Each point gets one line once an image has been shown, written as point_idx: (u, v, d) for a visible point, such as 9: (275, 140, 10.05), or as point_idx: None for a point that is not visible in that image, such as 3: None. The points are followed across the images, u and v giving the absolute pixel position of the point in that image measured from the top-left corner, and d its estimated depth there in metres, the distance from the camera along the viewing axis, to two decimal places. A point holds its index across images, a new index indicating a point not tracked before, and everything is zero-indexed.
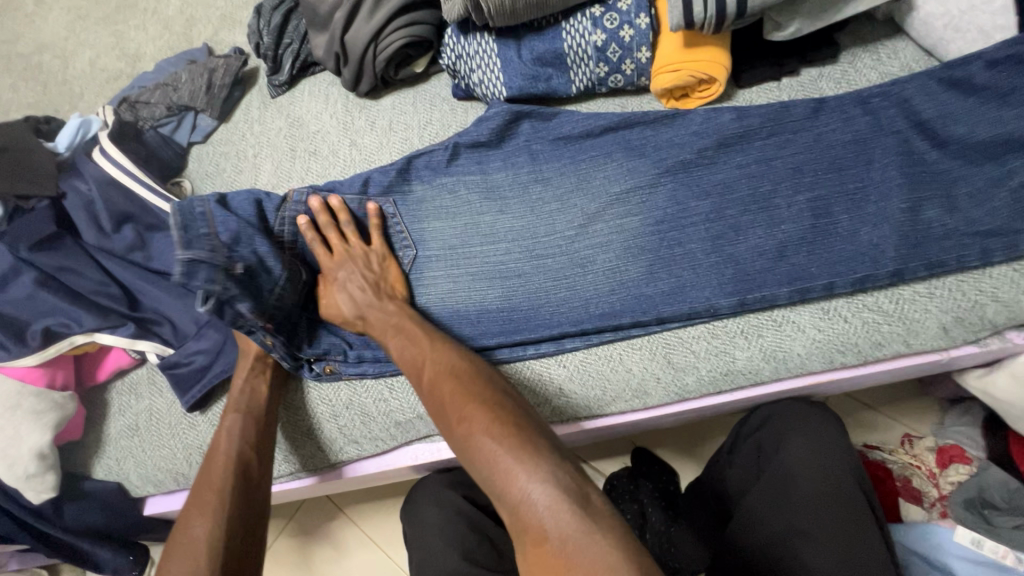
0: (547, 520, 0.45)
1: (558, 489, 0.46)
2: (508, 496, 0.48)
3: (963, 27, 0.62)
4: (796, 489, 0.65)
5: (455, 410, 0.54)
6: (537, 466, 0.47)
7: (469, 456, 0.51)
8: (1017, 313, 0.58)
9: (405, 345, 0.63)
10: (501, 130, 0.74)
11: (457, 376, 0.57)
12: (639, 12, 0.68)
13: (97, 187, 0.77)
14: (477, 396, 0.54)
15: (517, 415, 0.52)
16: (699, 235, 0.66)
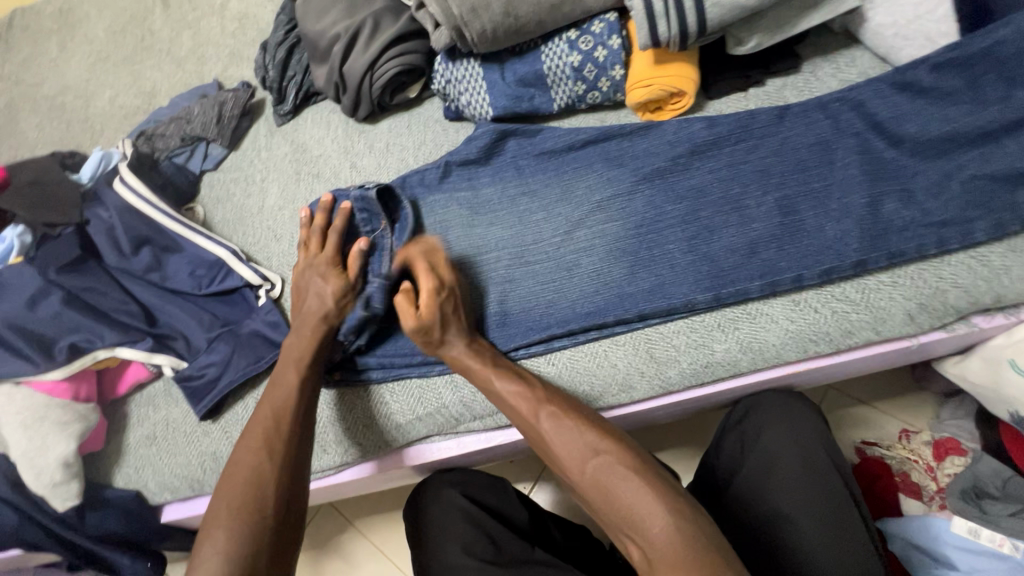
0: (673, 555, 0.49)
1: (700, 536, 0.50)
2: (635, 533, 0.52)
3: (910, 34, 0.67)
4: (780, 475, 0.68)
5: (588, 448, 0.57)
6: (678, 512, 0.51)
7: (593, 493, 0.55)
8: (977, 298, 0.61)
9: (506, 383, 0.64)
10: (489, 146, 0.80)
11: (585, 416, 0.60)
12: (611, 34, 0.73)
13: (119, 213, 0.83)
14: (611, 439, 0.57)
15: (628, 452, 0.56)
16: (676, 236, 0.70)
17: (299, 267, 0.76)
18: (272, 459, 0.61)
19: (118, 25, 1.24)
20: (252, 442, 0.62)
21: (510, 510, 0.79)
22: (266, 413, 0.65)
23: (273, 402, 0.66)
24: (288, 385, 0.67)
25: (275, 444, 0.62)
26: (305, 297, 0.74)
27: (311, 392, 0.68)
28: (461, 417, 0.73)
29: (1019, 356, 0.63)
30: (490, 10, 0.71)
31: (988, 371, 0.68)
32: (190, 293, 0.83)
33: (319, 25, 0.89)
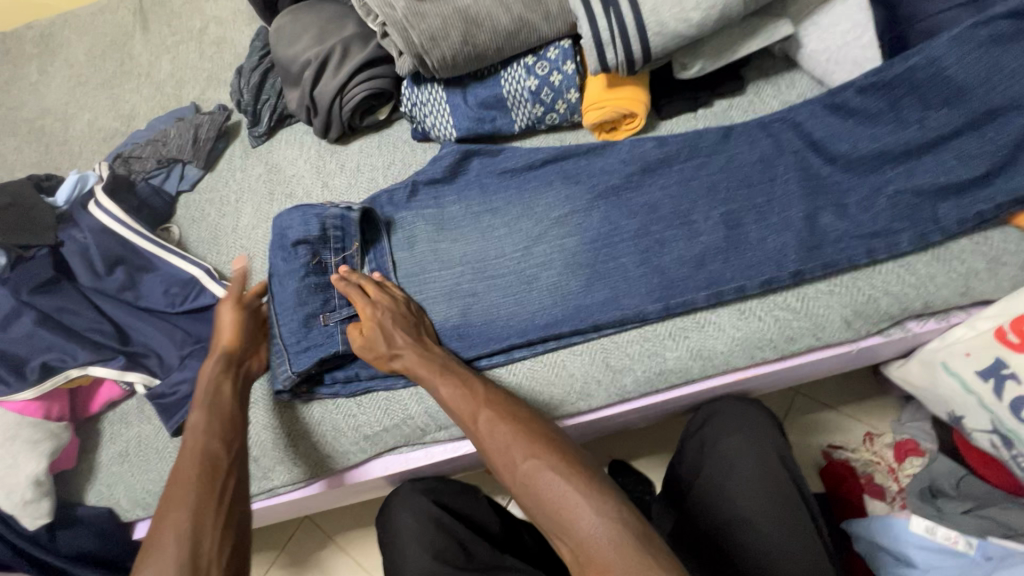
0: (601, 553, 0.49)
1: (623, 525, 0.50)
2: (564, 532, 0.52)
3: (840, 59, 0.72)
4: (736, 479, 0.71)
5: (520, 447, 0.58)
6: (601, 504, 0.52)
7: (523, 493, 0.55)
8: (908, 304, 0.65)
9: (456, 387, 0.66)
10: (453, 166, 0.83)
11: (517, 416, 0.62)
12: (565, 60, 0.77)
13: (93, 234, 0.85)
14: (541, 438, 0.58)
15: (558, 448, 0.57)
16: (629, 249, 0.73)
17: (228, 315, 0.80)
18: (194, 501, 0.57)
19: (98, 50, 1.27)
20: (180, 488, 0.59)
21: (481, 518, 0.82)
22: (178, 466, 0.61)
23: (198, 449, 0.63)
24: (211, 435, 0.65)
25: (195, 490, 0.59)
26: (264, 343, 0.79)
27: (227, 436, 0.66)
28: (427, 428, 0.75)
29: (950, 359, 0.67)
30: (449, 39, 0.74)
31: (925, 373, 0.71)
32: (163, 311, 0.85)
33: (291, 51, 0.92)
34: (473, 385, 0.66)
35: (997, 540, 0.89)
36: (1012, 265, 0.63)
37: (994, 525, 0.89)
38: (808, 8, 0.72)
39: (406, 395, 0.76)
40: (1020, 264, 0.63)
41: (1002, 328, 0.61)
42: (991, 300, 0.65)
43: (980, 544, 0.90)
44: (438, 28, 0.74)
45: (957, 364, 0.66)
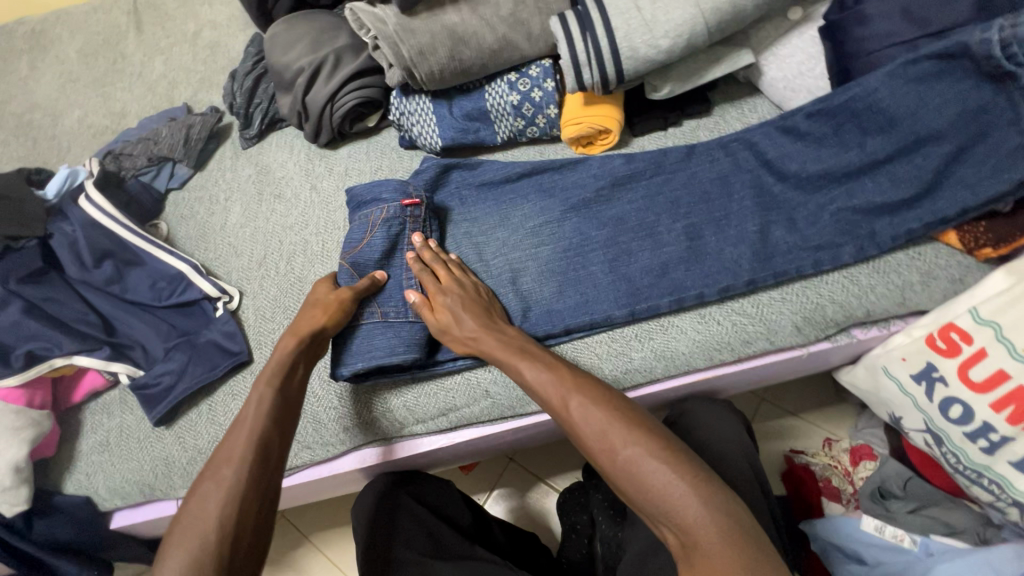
0: (711, 545, 0.49)
1: (730, 521, 0.50)
2: (670, 519, 0.51)
3: (796, 87, 0.79)
4: (705, 474, 0.75)
5: (618, 434, 0.56)
6: (710, 499, 0.51)
7: (622, 479, 0.54)
8: (851, 312, 0.71)
9: (543, 368, 0.64)
10: (426, 180, 0.85)
11: (609, 401, 0.59)
12: (546, 78, 0.83)
13: (82, 228, 0.87)
14: (640, 423, 0.57)
15: (657, 433, 0.56)
16: (600, 258, 0.78)
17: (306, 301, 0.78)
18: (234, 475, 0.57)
19: (91, 48, 1.29)
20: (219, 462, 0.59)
21: (454, 509, 0.86)
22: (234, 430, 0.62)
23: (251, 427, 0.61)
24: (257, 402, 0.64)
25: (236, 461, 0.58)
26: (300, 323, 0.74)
27: (280, 402, 0.65)
28: (361, 425, 0.78)
29: (890, 363, 0.72)
30: (436, 54, 0.79)
31: (870, 377, 0.76)
32: (149, 304, 0.87)
33: (285, 58, 0.96)
34: (556, 365, 0.64)
35: (939, 538, 0.95)
36: (942, 279, 0.70)
37: (938, 524, 0.95)
38: (768, 41, 0.79)
39: (352, 390, 0.80)
40: (949, 278, 0.70)
41: (932, 335, 0.67)
42: (926, 310, 0.72)
43: (923, 542, 0.96)
44: (426, 43, 0.78)
45: (895, 368, 0.71)
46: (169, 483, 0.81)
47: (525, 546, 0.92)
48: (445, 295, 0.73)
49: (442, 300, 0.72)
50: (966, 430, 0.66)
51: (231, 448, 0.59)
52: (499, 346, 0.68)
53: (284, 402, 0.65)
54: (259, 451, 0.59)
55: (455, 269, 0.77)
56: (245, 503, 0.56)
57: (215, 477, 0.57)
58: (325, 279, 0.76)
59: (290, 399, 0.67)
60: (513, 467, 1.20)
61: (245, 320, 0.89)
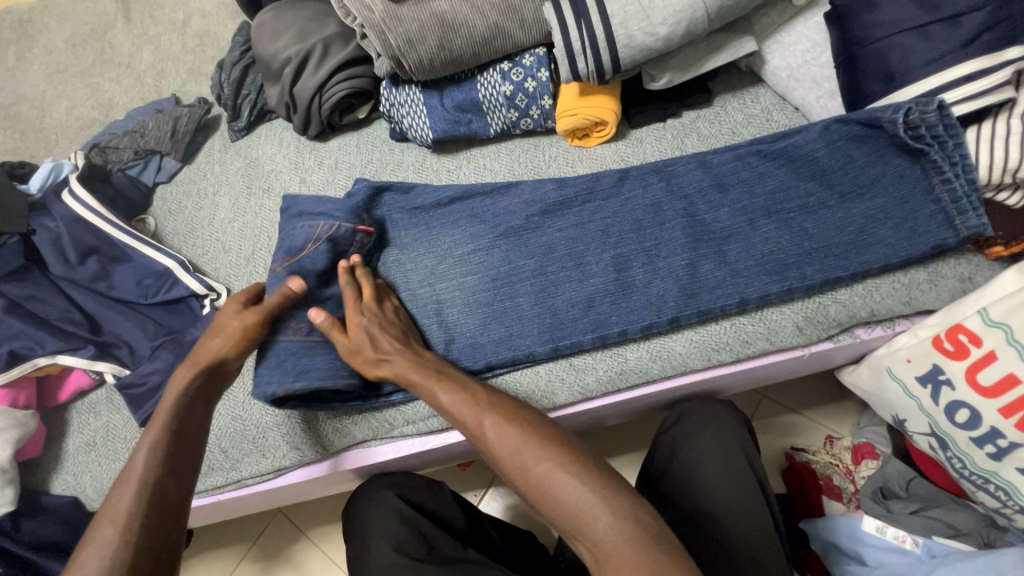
0: (621, 556, 0.48)
1: (638, 529, 0.49)
2: (584, 534, 0.51)
3: (801, 76, 0.75)
4: (703, 475, 0.74)
5: (529, 450, 0.55)
6: (618, 509, 0.51)
7: (537, 497, 0.53)
8: (855, 311, 0.68)
9: (456, 386, 0.63)
10: (372, 193, 0.82)
11: (521, 417, 0.59)
12: (540, 67, 0.80)
13: (65, 223, 0.85)
14: (549, 438, 0.56)
15: (569, 446, 0.56)
16: (596, 255, 0.73)
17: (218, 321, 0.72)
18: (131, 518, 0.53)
19: (79, 37, 1.26)
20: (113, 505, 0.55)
21: (447, 510, 0.85)
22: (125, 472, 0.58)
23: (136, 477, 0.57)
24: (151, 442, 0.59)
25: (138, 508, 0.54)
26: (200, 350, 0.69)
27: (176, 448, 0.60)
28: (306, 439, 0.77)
29: (895, 364, 0.70)
30: (425, 43, 0.76)
31: (873, 378, 0.74)
32: (136, 302, 0.86)
33: (271, 48, 0.93)
34: (472, 386, 0.63)
35: (942, 540, 0.92)
36: (951, 278, 0.67)
37: (940, 525, 0.93)
38: (772, 27, 0.76)
39: None
40: (958, 277, 0.67)
41: (939, 337, 0.64)
42: (934, 310, 0.69)
43: (925, 544, 0.94)
44: (414, 31, 0.75)
45: (900, 369, 0.69)
46: None
47: (522, 544, 0.91)
48: (361, 317, 0.69)
49: (357, 321, 0.69)
50: (973, 435, 0.64)
51: (112, 500, 0.55)
52: (411, 368, 0.65)
53: (179, 436, 0.61)
54: (147, 495, 0.55)
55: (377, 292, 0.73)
56: (127, 548, 0.51)
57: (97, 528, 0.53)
58: (239, 295, 0.71)
59: (188, 439, 0.62)
60: None
61: None
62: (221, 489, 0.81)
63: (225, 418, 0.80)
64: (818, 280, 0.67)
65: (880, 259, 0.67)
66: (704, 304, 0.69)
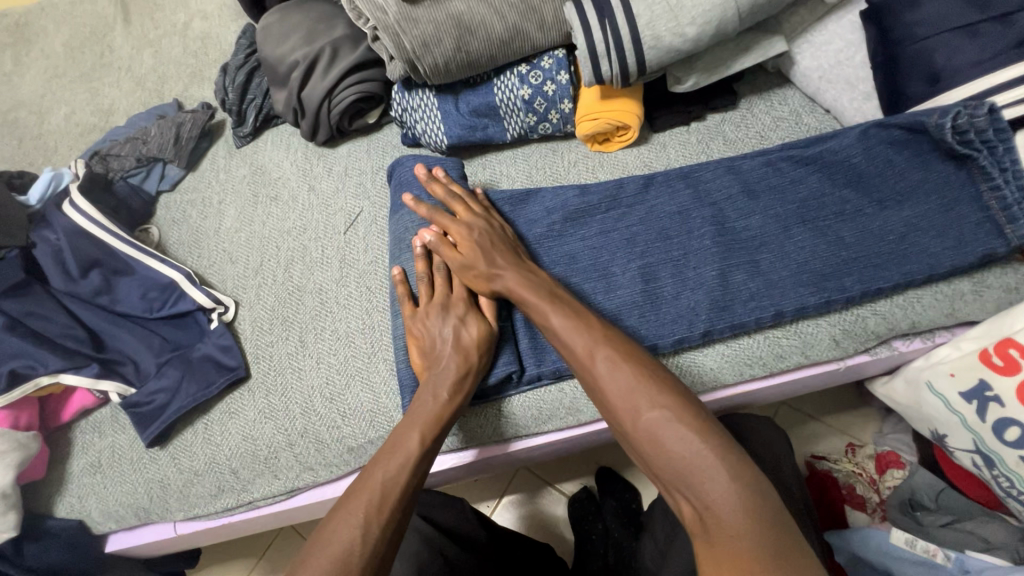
0: (731, 520, 0.46)
1: (756, 501, 0.46)
2: (690, 490, 0.49)
3: (833, 77, 0.72)
4: None
5: (645, 395, 0.53)
6: (736, 475, 0.48)
7: (646, 444, 0.52)
8: (894, 324, 0.65)
9: (568, 322, 0.60)
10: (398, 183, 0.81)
11: (637, 360, 0.56)
12: (559, 70, 0.76)
13: (66, 236, 0.82)
14: (668, 388, 0.54)
15: (686, 400, 0.53)
16: (624, 266, 0.70)
17: (415, 316, 0.71)
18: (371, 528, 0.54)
19: (76, 40, 1.22)
20: (355, 508, 0.55)
21: (466, 527, 0.82)
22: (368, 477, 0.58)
23: (387, 468, 0.58)
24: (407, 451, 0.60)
25: (377, 517, 0.54)
26: (439, 349, 0.67)
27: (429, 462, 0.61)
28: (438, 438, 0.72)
29: (935, 378, 0.67)
30: (441, 46, 0.73)
31: (910, 392, 0.71)
32: (141, 316, 0.82)
33: (278, 51, 0.90)
34: (586, 319, 0.61)
35: (975, 554, 0.88)
36: (997, 288, 0.64)
37: (971, 538, 0.90)
38: (801, 26, 0.73)
39: (339, 414, 0.75)
40: (1004, 287, 0.64)
41: (986, 350, 0.62)
42: (976, 321, 0.66)
43: (958, 558, 0.89)
44: (430, 33, 0.72)
45: (941, 384, 0.66)
46: (165, 506, 0.77)
47: (541, 555, 0.89)
48: (468, 230, 0.70)
49: (465, 236, 0.70)
50: (1022, 455, 0.60)
51: (370, 486, 0.57)
52: (525, 285, 0.65)
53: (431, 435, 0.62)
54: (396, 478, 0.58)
55: (476, 205, 0.74)
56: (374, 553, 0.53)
57: (351, 512, 0.54)
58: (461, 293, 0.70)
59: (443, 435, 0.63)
60: (525, 475, 1.16)
61: (242, 332, 0.84)
62: (232, 511, 0.78)
63: (233, 438, 0.77)
64: (858, 291, 0.64)
65: (921, 270, 0.63)
66: (737, 317, 0.66)
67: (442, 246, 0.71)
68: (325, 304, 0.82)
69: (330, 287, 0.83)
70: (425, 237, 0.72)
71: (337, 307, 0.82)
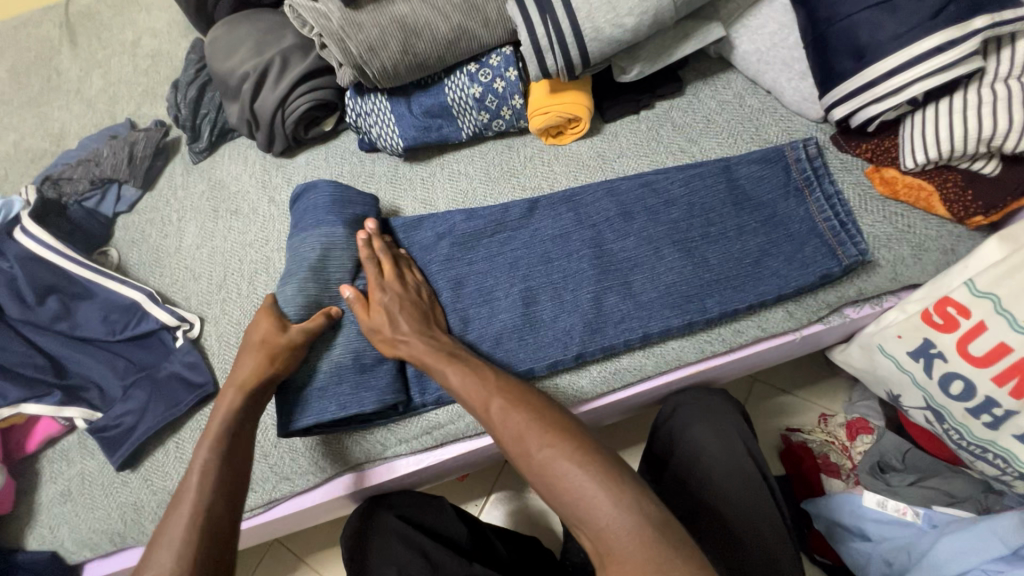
0: (621, 546, 0.48)
1: (641, 520, 0.49)
2: (584, 521, 0.51)
3: (770, 60, 0.75)
4: (702, 469, 0.72)
5: (534, 436, 0.56)
6: (619, 501, 0.50)
7: (540, 484, 0.54)
8: (843, 292, 0.69)
9: (466, 375, 0.63)
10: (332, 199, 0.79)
11: (527, 404, 0.60)
12: (508, 66, 0.77)
13: (19, 263, 0.81)
14: (556, 426, 0.57)
15: (571, 435, 0.56)
16: (583, 256, 0.73)
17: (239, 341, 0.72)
18: (174, 562, 0.52)
19: (22, 65, 1.20)
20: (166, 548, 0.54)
21: (446, 526, 0.82)
22: (170, 515, 0.57)
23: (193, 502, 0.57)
24: (199, 477, 0.60)
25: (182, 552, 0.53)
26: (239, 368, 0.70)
27: (233, 481, 0.61)
28: (387, 443, 0.73)
29: (886, 341, 0.69)
30: (388, 49, 0.73)
31: (864, 356, 0.74)
32: (103, 340, 0.81)
33: (227, 64, 0.89)
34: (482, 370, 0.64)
35: (941, 509, 0.93)
36: (935, 250, 0.68)
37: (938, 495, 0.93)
38: (738, 11, 0.76)
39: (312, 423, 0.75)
40: (941, 250, 0.68)
41: (928, 310, 0.64)
42: (919, 283, 0.69)
43: (925, 514, 0.93)
44: (376, 38, 0.73)
45: (891, 346, 0.68)
46: (140, 529, 0.75)
47: (529, 552, 0.89)
48: (381, 295, 0.70)
49: (379, 299, 0.70)
50: (968, 406, 0.64)
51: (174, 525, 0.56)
52: (426, 349, 0.66)
53: (231, 462, 0.62)
54: (199, 523, 0.56)
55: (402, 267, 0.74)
56: None
57: (156, 561, 0.53)
58: (268, 313, 0.70)
59: (240, 458, 0.63)
60: (509, 470, 1.16)
61: (208, 348, 0.83)
62: None
63: None
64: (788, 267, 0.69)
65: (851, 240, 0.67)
66: (690, 300, 0.69)
67: (357, 304, 0.72)
68: None
69: None
70: (345, 292, 0.72)
71: None
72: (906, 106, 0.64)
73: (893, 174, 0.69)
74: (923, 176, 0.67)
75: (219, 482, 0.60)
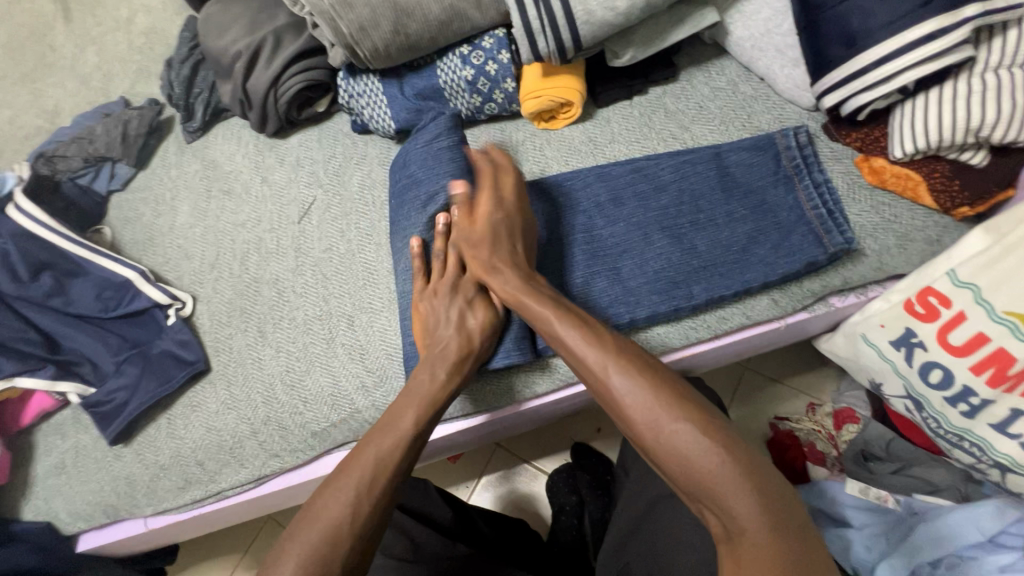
0: (757, 538, 0.46)
1: (779, 515, 0.47)
2: (715, 506, 0.49)
3: (764, 46, 0.75)
4: None
5: (666, 408, 0.53)
6: (756, 491, 0.48)
7: (668, 457, 0.52)
8: (827, 280, 0.69)
9: (580, 333, 0.60)
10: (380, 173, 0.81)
11: (653, 372, 0.56)
12: (500, 49, 0.77)
13: (12, 239, 0.81)
14: (687, 401, 0.54)
15: (704, 412, 0.53)
16: (572, 241, 0.73)
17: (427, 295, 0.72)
18: (356, 509, 0.55)
19: None
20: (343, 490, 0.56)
21: (433, 508, 0.84)
22: (355, 458, 0.59)
23: (378, 447, 0.59)
24: (396, 431, 0.61)
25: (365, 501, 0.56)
26: (439, 330, 0.69)
27: (420, 442, 0.62)
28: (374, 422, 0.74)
29: (869, 330, 0.70)
30: (379, 29, 0.73)
31: (849, 345, 0.75)
32: (95, 317, 0.82)
33: (221, 42, 0.89)
34: (599, 329, 0.61)
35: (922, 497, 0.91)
36: (920, 241, 0.68)
37: (920, 483, 0.93)
38: None
39: (302, 403, 0.76)
40: (926, 240, 0.68)
41: (910, 300, 0.65)
42: (903, 274, 0.70)
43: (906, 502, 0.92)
44: (367, 18, 0.72)
45: (874, 335, 0.70)
46: (133, 502, 0.77)
47: (514, 535, 0.91)
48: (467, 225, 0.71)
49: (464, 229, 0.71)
50: (946, 395, 0.64)
51: (358, 471, 0.57)
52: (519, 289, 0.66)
53: (417, 420, 0.62)
54: (376, 474, 0.57)
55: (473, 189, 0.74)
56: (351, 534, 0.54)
57: (331, 500, 0.56)
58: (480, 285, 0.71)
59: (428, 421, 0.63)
60: (500, 453, 1.17)
61: (201, 326, 0.84)
62: (201, 504, 0.78)
63: (196, 431, 0.77)
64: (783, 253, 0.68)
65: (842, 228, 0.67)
66: (678, 284, 0.69)
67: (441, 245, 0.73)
68: (282, 294, 0.83)
69: (288, 277, 0.84)
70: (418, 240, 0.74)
71: (295, 297, 0.82)
72: (897, 94, 0.64)
73: (882, 163, 0.69)
74: (911, 165, 0.67)
75: (406, 445, 0.60)
